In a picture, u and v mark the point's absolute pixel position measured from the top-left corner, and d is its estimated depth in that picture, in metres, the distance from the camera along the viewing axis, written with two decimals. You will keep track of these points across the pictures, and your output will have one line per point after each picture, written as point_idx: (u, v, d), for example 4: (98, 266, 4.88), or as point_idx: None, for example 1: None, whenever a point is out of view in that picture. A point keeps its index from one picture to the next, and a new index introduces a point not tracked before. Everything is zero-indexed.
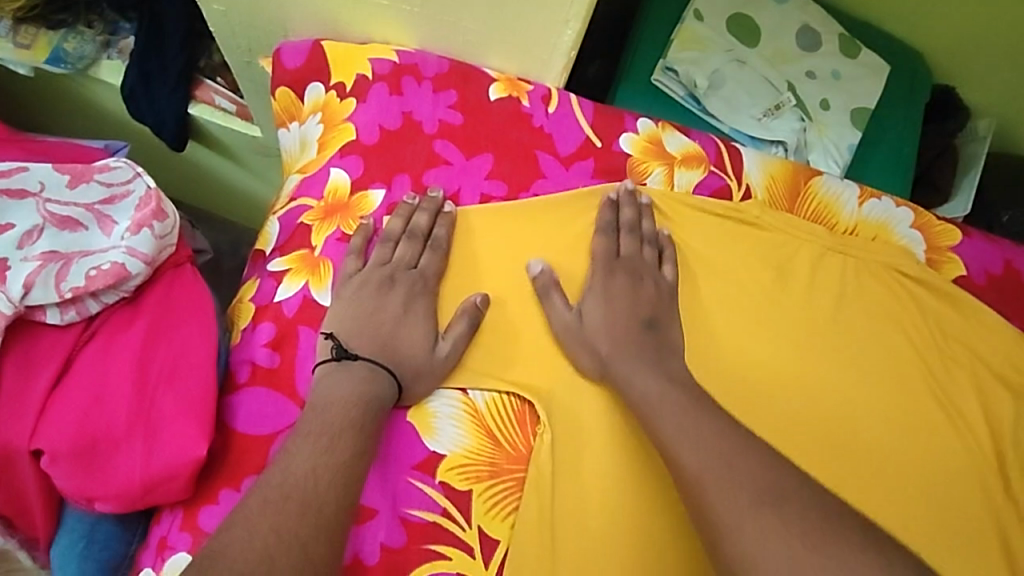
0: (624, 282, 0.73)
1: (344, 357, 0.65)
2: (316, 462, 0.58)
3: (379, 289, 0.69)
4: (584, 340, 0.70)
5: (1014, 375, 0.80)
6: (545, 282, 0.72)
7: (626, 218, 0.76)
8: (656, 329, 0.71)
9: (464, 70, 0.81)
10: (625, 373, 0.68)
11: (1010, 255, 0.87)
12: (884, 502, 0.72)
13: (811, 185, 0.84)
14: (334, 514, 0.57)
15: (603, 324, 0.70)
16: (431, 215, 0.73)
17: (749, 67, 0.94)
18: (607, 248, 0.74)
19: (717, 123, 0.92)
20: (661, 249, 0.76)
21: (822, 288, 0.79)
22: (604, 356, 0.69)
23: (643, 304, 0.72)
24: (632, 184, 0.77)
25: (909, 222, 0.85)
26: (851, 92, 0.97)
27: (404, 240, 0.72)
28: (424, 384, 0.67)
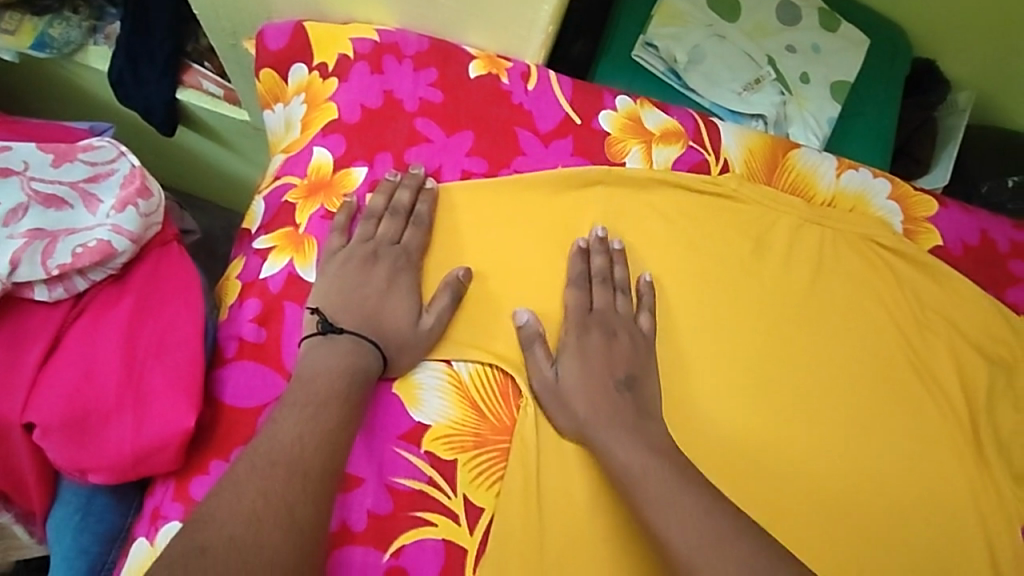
0: (599, 338, 0.72)
1: (330, 331, 0.66)
2: (303, 430, 0.60)
3: (363, 264, 0.70)
4: (562, 401, 0.69)
5: (987, 341, 0.82)
6: (529, 333, 0.71)
7: (597, 266, 0.75)
8: (633, 386, 0.70)
9: (444, 48, 0.81)
10: (602, 442, 0.66)
11: (985, 225, 0.89)
12: (859, 466, 0.74)
13: (789, 157, 0.85)
14: (321, 480, 0.59)
15: (578, 392, 0.69)
16: (413, 192, 0.74)
17: (729, 41, 0.95)
18: (580, 301, 0.73)
19: (697, 97, 0.92)
20: (639, 296, 0.75)
21: (800, 258, 0.81)
22: (581, 416, 0.68)
23: (619, 359, 0.71)
24: (603, 231, 0.76)
25: (886, 193, 0.86)
26: (831, 65, 0.98)
27: (386, 216, 0.73)
28: (408, 356, 0.69)
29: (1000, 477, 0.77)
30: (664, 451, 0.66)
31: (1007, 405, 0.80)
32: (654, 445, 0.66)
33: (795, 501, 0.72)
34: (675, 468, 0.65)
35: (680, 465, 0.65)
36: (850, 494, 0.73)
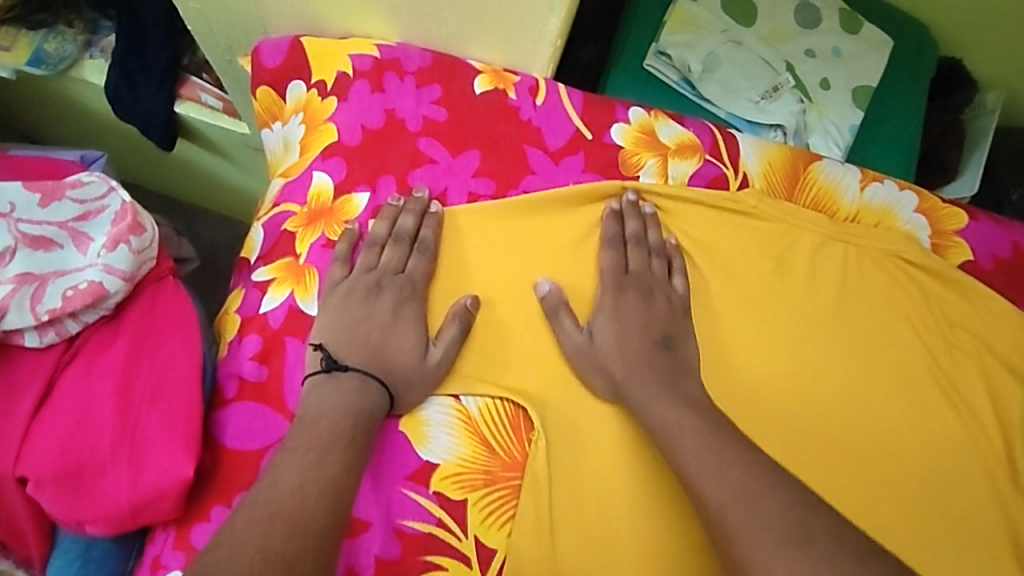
0: (635, 300, 0.70)
1: (334, 368, 0.64)
2: (305, 477, 0.57)
3: (367, 295, 0.67)
4: (597, 363, 0.68)
5: (1023, 363, 0.78)
6: (553, 302, 0.70)
7: (631, 229, 0.74)
8: (670, 348, 0.69)
9: (448, 62, 0.78)
10: (640, 405, 0.66)
11: (1017, 237, 0.84)
12: (890, 499, 0.71)
13: (810, 171, 0.81)
14: (320, 534, 0.55)
15: (614, 354, 0.68)
16: (417, 216, 0.71)
17: (745, 47, 0.91)
18: (615, 262, 0.72)
19: (712, 107, 0.88)
20: (669, 259, 0.74)
21: (824, 279, 0.77)
22: (618, 378, 0.67)
23: (655, 321, 0.70)
24: (634, 194, 0.75)
25: (913, 207, 0.82)
26: (852, 70, 0.94)
27: (390, 243, 0.70)
28: (416, 391, 0.66)
29: None
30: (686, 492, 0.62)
31: None
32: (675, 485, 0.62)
33: None
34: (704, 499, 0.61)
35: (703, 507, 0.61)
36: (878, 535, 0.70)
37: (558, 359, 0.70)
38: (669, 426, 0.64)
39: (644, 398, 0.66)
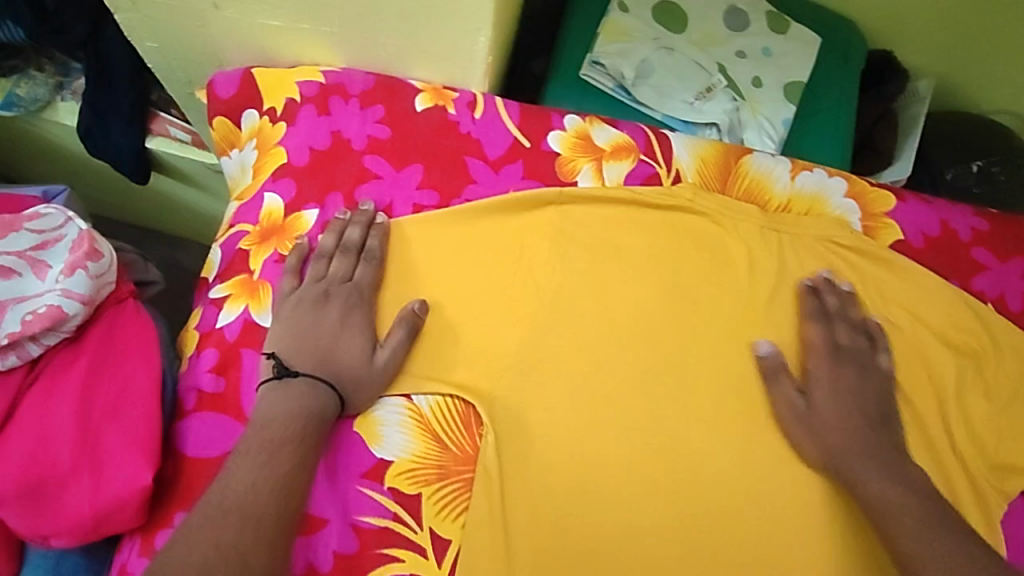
0: (852, 374, 0.75)
1: (285, 375, 0.67)
2: (255, 479, 0.61)
3: (316, 304, 0.71)
4: (812, 430, 0.73)
5: (958, 335, 0.80)
6: (773, 364, 0.75)
7: (831, 304, 0.78)
8: (886, 424, 0.74)
9: (390, 83, 0.83)
10: (856, 476, 0.70)
11: (945, 215, 0.86)
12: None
13: (742, 163, 0.84)
14: (274, 525, 0.60)
15: (831, 426, 0.73)
16: (363, 228, 0.75)
17: (678, 52, 0.95)
18: (824, 336, 0.77)
19: (650, 111, 0.92)
20: (872, 336, 0.78)
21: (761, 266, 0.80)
22: (834, 449, 0.72)
23: (871, 399, 0.75)
24: (830, 271, 0.80)
25: (843, 191, 0.85)
26: (781, 67, 0.98)
27: (338, 254, 0.73)
28: (365, 393, 0.69)
29: (977, 473, 0.75)
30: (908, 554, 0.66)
31: (979, 397, 0.79)
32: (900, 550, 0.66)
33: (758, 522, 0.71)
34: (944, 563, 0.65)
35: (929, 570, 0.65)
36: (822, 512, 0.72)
37: (505, 356, 0.73)
38: (875, 494, 0.69)
39: (857, 473, 0.70)
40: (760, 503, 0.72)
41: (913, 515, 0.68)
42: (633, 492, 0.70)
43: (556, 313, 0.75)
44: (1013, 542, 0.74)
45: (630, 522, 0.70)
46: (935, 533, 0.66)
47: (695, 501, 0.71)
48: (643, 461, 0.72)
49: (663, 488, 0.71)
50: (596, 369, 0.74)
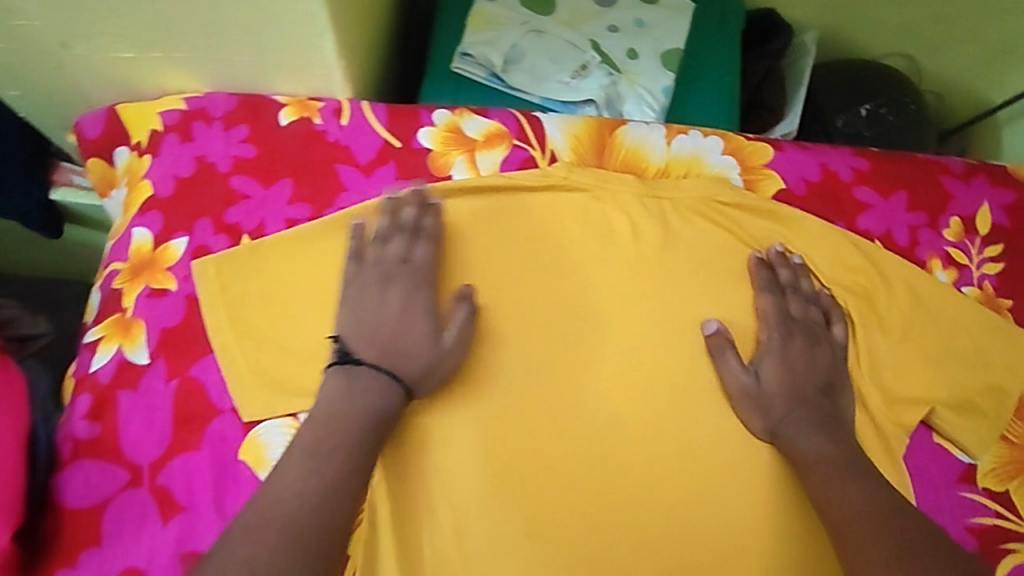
0: (802, 344, 0.76)
1: (348, 360, 0.67)
2: (304, 483, 0.59)
3: (379, 288, 0.71)
4: (762, 402, 0.73)
5: (845, 275, 0.82)
6: (720, 341, 0.75)
7: (785, 278, 0.79)
8: (832, 393, 0.74)
9: (253, 101, 0.81)
10: (793, 439, 0.71)
11: (825, 158, 0.87)
12: (736, 431, 0.74)
13: (615, 136, 0.85)
14: (315, 537, 0.56)
15: (778, 395, 0.73)
16: (418, 208, 0.75)
17: (549, 34, 0.95)
18: (777, 307, 0.78)
19: (527, 95, 0.92)
20: (826, 308, 0.79)
21: (645, 236, 0.80)
22: (775, 417, 0.73)
23: (820, 368, 0.75)
24: (781, 246, 0.81)
25: (718, 150, 0.86)
26: (655, 37, 0.99)
27: (395, 235, 0.74)
28: (431, 375, 0.69)
29: (877, 409, 0.76)
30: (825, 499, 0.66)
31: (875, 333, 0.79)
32: (820, 496, 0.66)
33: (661, 492, 0.71)
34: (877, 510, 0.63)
35: (842, 510, 0.64)
36: (723, 472, 0.72)
37: None
38: (815, 456, 0.69)
39: (791, 436, 0.71)
40: (663, 473, 0.72)
41: (849, 477, 0.67)
42: (534, 482, 0.70)
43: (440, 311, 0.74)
44: (918, 473, 0.75)
45: (532, 510, 0.69)
46: (852, 485, 0.66)
47: (598, 479, 0.71)
48: (540, 448, 0.71)
49: (562, 472, 0.71)
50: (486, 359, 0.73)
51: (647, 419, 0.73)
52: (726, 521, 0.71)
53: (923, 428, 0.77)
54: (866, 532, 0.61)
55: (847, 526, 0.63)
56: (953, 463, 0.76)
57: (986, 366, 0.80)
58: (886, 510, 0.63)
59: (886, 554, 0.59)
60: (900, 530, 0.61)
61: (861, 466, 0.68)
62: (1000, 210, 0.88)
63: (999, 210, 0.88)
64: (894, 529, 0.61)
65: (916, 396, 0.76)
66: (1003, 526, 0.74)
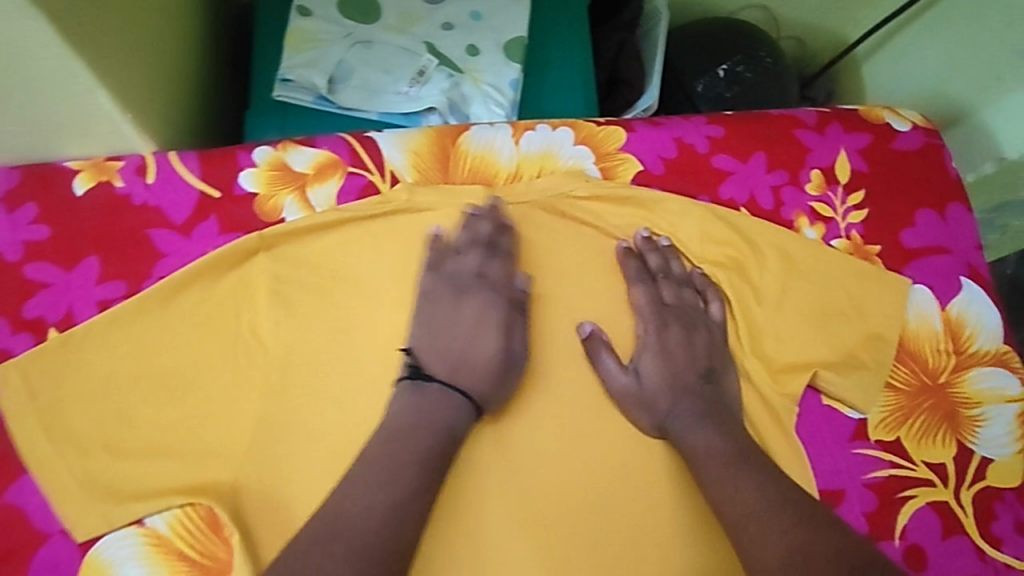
0: (679, 331, 0.74)
1: (417, 377, 0.67)
2: (371, 500, 0.59)
3: (453, 301, 0.71)
4: (645, 401, 0.71)
5: (714, 251, 0.80)
6: (596, 344, 0.72)
7: (654, 264, 0.77)
8: (712, 378, 0.73)
9: (40, 171, 0.71)
10: (682, 434, 0.69)
11: (679, 132, 0.84)
12: (625, 435, 0.71)
13: (460, 145, 0.79)
14: (383, 553, 0.57)
15: (660, 391, 0.71)
16: (491, 223, 0.75)
17: (377, 43, 0.87)
18: (650, 297, 0.75)
19: (363, 113, 0.85)
20: (699, 288, 0.78)
21: (501, 250, 0.76)
22: (662, 414, 0.71)
23: (699, 353, 0.73)
24: (647, 231, 0.78)
25: (570, 141, 0.81)
26: (494, 28, 0.93)
27: (467, 248, 0.74)
28: (501, 389, 0.69)
29: (759, 382, 0.76)
30: (723, 499, 0.65)
31: (751, 305, 0.78)
32: (716, 493, 0.66)
33: (552, 519, 0.67)
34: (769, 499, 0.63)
35: (735, 510, 0.64)
36: (613, 483, 0.69)
37: (241, 438, 0.65)
38: (706, 452, 0.67)
39: (681, 431, 0.69)
40: (555, 496, 0.68)
41: (739, 470, 0.66)
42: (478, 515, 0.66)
43: (291, 372, 0.68)
44: (811, 440, 0.75)
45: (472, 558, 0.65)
46: (746, 480, 0.65)
47: (485, 519, 0.66)
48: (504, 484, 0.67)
49: (495, 512, 0.67)
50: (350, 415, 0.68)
51: (531, 443, 0.69)
52: (627, 533, 0.68)
53: (811, 392, 0.77)
54: (761, 528, 0.61)
55: (743, 526, 0.62)
56: (843, 421, 0.76)
57: (861, 317, 0.80)
58: (778, 502, 0.63)
59: (783, 553, 0.59)
60: (792, 525, 0.61)
61: (750, 456, 0.67)
62: (857, 154, 0.87)
63: (856, 155, 0.87)
64: (786, 521, 0.61)
65: (797, 362, 0.76)
66: (898, 474, 0.75)
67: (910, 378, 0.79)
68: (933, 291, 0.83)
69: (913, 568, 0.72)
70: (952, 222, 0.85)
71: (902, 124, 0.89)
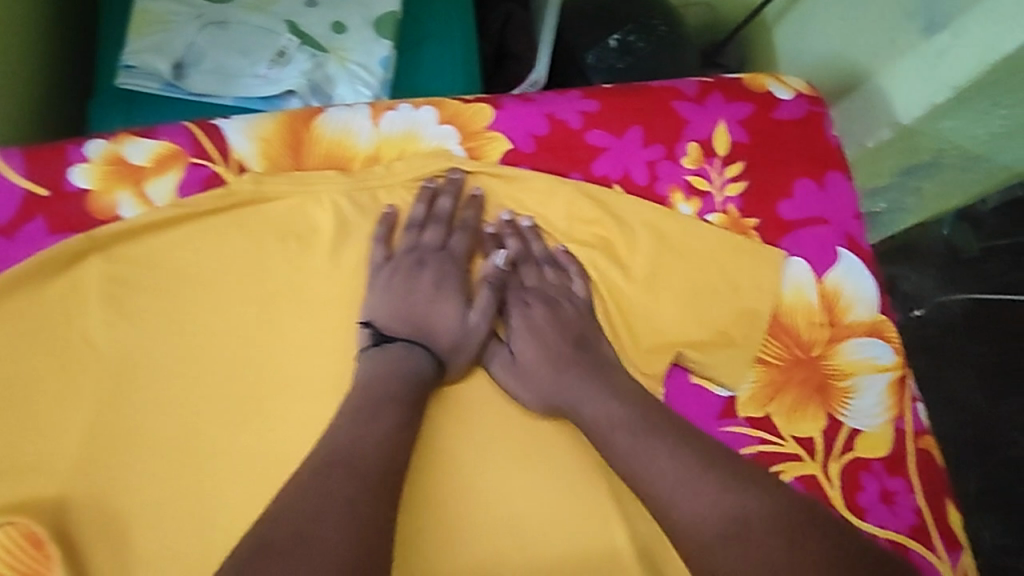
0: (542, 308, 0.74)
1: (382, 342, 0.70)
2: (382, 438, 0.63)
3: (413, 273, 0.72)
4: (524, 380, 0.71)
5: (583, 231, 0.78)
6: (454, 338, 0.71)
7: (513, 250, 0.76)
8: (587, 347, 0.72)
9: None
10: (574, 407, 0.69)
11: (551, 108, 0.79)
12: (491, 424, 0.71)
13: (313, 129, 0.75)
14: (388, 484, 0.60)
15: (538, 367, 0.71)
16: (454, 197, 0.75)
17: (232, 23, 0.82)
18: (511, 286, 0.75)
19: (218, 98, 0.80)
20: (563, 267, 0.76)
21: (355, 240, 0.74)
22: (546, 391, 0.70)
23: (568, 324, 0.73)
24: (509, 213, 0.76)
25: (434, 121, 0.77)
26: (362, 2, 0.87)
27: (429, 224, 0.74)
28: (463, 355, 0.72)
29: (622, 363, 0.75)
30: (641, 471, 0.64)
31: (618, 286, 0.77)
32: (631, 467, 0.65)
33: (418, 514, 0.66)
34: (697, 457, 0.63)
35: (665, 477, 0.62)
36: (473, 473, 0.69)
37: (75, 446, 0.65)
38: (609, 420, 0.67)
39: (572, 405, 0.69)
40: (417, 492, 0.67)
41: (645, 441, 0.65)
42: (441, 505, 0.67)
43: (128, 377, 0.67)
44: None
45: (448, 537, 0.66)
46: (652, 447, 0.64)
47: None
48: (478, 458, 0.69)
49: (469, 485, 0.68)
50: (195, 416, 0.67)
51: (432, 433, 0.69)
52: (488, 521, 0.67)
53: (679, 370, 0.76)
54: (683, 503, 0.61)
55: (676, 494, 0.61)
56: (711, 400, 0.76)
57: (733, 293, 0.79)
58: (704, 462, 0.63)
59: (715, 523, 0.59)
60: (710, 493, 0.60)
61: (639, 423, 0.66)
62: (739, 125, 0.83)
63: (738, 127, 0.83)
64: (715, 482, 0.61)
65: (661, 341, 0.76)
66: (767, 450, 0.75)
67: (781, 352, 0.78)
68: (810, 264, 0.82)
69: None
70: (830, 191, 0.84)
71: (785, 91, 0.86)
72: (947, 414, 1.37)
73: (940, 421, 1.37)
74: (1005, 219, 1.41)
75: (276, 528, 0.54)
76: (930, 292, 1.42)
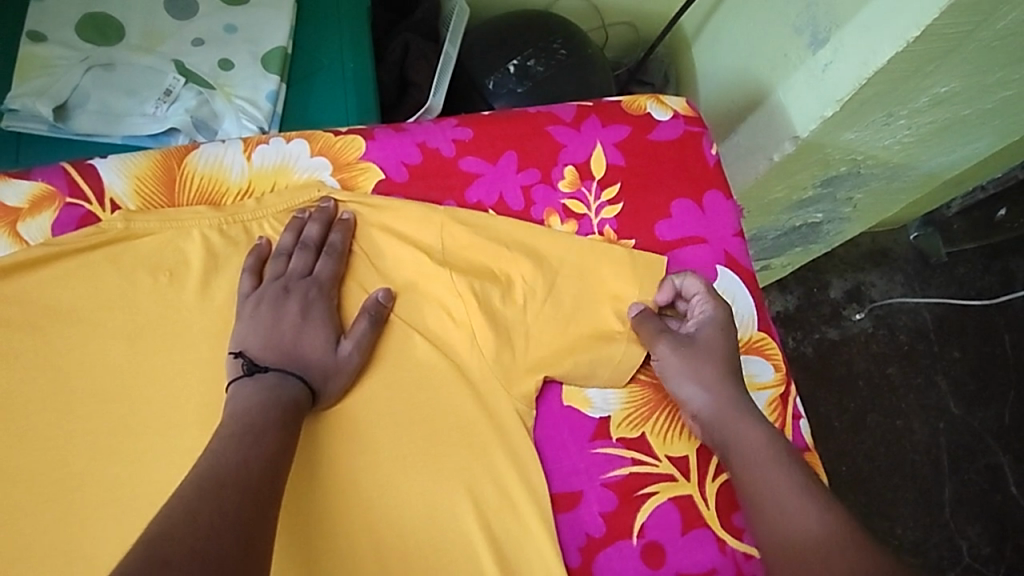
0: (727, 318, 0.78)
1: (256, 370, 0.69)
2: (265, 463, 0.61)
3: (278, 300, 0.73)
4: (695, 377, 0.75)
5: (458, 255, 0.79)
6: (323, 370, 0.71)
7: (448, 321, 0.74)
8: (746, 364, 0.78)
9: None
10: (726, 430, 0.73)
11: (422, 137, 0.83)
12: (365, 453, 0.71)
13: (184, 166, 0.78)
14: (268, 502, 0.59)
15: (707, 353, 0.76)
16: (322, 224, 0.77)
17: (120, 66, 0.86)
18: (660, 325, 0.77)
19: (105, 137, 0.84)
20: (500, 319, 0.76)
21: (226, 272, 0.76)
22: (708, 402, 0.74)
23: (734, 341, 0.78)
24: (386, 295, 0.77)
25: (306, 153, 0.81)
26: (251, 39, 0.90)
27: (296, 252, 0.76)
28: (335, 382, 0.72)
29: (496, 384, 0.75)
30: (767, 479, 0.70)
31: (502, 308, 0.77)
32: (766, 479, 0.70)
33: (303, 541, 0.68)
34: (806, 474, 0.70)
35: (777, 487, 0.69)
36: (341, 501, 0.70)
37: None
38: (748, 443, 0.72)
39: (727, 425, 0.73)
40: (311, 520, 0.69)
41: (775, 451, 0.71)
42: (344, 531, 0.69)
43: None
44: (548, 443, 0.75)
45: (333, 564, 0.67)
46: (785, 461, 0.71)
47: None
48: (367, 484, 0.70)
49: (348, 514, 0.69)
50: (56, 450, 0.68)
51: (312, 463, 0.71)
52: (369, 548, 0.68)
53: (555, 386, 0.77)
54: (803, 515, 0.67)
55: (786, 501, 0.68)
56: (584, 421, 0.76)
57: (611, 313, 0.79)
58: (801, 481, 0.69)
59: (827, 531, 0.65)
60: (820, 509, 0.67)
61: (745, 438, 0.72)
62: (613, 147, 0.85)
63: (614, 149, 0.85)
64: (817, 499, 0.68)
65: (537, 363, 0.76)
66: (637, 471, 0.75)
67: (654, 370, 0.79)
68: None
69: (650, 565, 0.72)
70: (710, 211, 0.85)
71: (663, 113, 0.88)
72: (921, 423, 1.43)
73: (917, 430, 1.42)
74: (969, 221, 1.53)
75: (168, 547, 0.51)
76: (897, 296, 1.51)
